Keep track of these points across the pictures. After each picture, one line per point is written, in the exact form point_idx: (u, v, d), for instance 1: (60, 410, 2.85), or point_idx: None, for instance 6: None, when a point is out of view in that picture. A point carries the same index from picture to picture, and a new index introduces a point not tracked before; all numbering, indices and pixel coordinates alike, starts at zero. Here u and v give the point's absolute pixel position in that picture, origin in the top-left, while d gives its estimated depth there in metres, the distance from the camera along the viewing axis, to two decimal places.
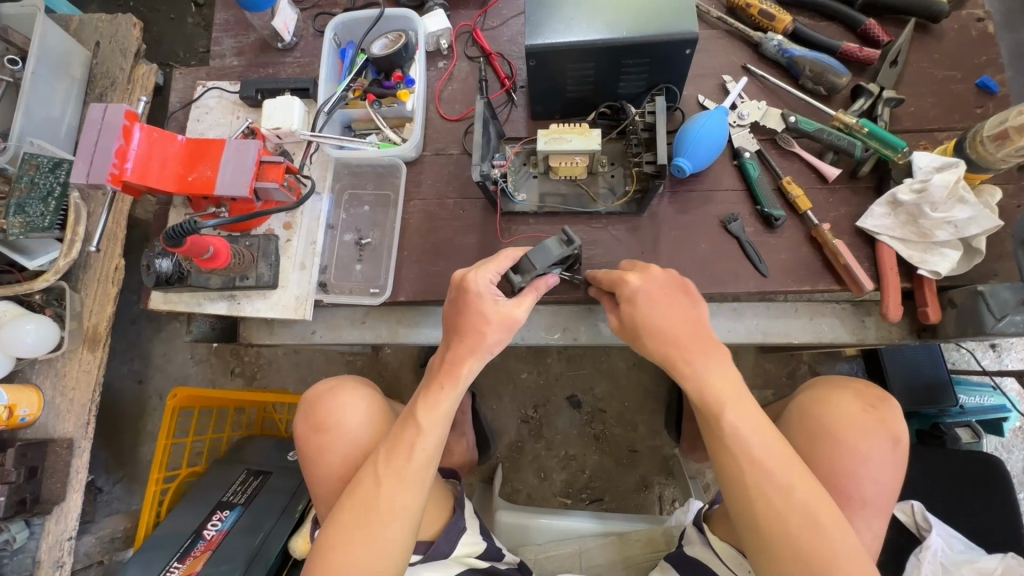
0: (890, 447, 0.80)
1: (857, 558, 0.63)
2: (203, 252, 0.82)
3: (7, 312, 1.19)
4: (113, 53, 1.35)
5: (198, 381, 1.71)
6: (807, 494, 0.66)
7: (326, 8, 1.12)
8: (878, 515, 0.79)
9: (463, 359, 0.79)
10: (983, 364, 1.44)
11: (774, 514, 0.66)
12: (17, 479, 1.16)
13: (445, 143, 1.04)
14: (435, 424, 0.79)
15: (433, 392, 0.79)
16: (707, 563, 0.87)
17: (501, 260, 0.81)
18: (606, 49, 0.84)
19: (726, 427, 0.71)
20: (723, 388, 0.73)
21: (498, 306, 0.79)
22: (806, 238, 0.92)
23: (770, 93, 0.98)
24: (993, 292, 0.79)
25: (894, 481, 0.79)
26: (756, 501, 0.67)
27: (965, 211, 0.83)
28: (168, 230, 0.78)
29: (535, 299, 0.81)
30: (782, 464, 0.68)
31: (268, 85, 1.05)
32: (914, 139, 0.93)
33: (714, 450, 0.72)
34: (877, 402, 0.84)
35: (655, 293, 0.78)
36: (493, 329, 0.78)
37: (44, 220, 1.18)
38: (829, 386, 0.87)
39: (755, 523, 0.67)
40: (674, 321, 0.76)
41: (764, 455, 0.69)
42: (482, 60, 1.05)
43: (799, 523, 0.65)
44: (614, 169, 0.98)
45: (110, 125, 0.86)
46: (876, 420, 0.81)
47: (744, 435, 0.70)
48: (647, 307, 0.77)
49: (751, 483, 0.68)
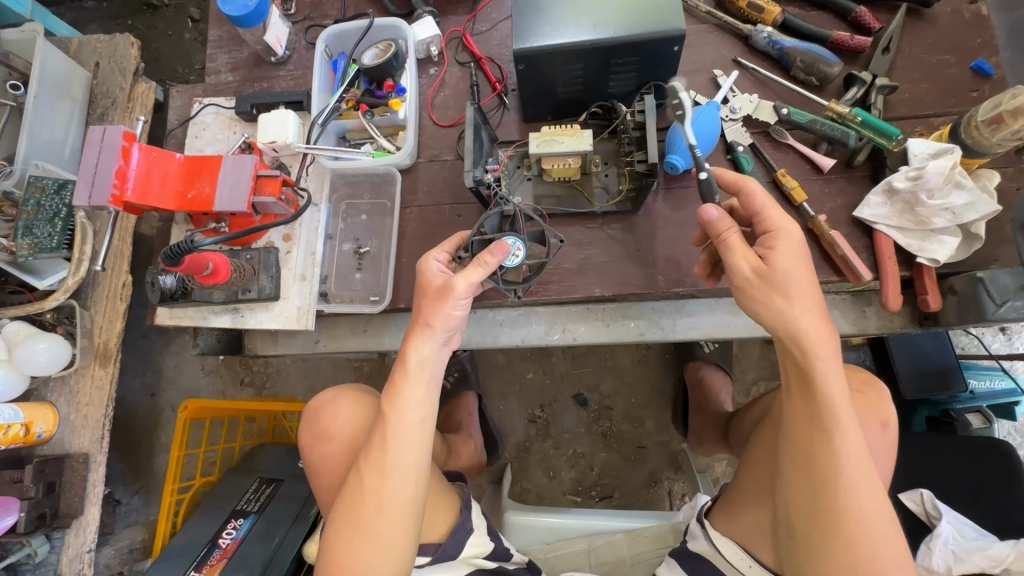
0: (880, 431, 0.81)
1: (896, 555, 0.64)
2: (202, 268, 0.85)
3: (19, 332, 1.22)
4: (112, 73, 1.37)
5: (209, 392, 1.73)
6: (865, 494, 0.66)
7: (317, 20, 1.13)
8: None
9: (412, 341, 0.80)
10: (992, 348, 1.42)
11: (858, 518, 0.65)
12: (36, 494, 1.19)
13: (439, 149, 1.04)
14: (400, 412, 0.79)
15: (391, 381, 0.81)
16: (711, 558, 0.88)
17: (448, 242, 0.87)
18: (593, 50, 0.84)
19: (841, 423, 0.67)
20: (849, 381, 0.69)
21: (441, 283, 0.81)
22: (803, 230, 0.91)
23: (762, 85, 0.97)
24: (992, 278, 0.79)
25: (887, 465, 0.82)
26: (842, 503, 0.66)
27: (962, 197, 0.82)
28: (166, 250, 0.80)
29: (485, 272, 0.78)
30: (874, 470, 0.67)
31: (262, 99, 1.06)
32: (909, 126, 0.93)
33: (806, 448, 0.69)
34: (863, 386, 0.86)
35: (801, 253, 0.71)
36: (430, 301, 0.79)
37: (51, 240, 1.22)
38: None
39: (827, 523, 0.66)
40: (814, 290, 0.70)
41: (862, 459, 0.67)
42: (473, 64, 1.06)
43: (875, 529, 0.65)
44: (608, 168, 0.98)
45: (110, 146, 0.88)
46: (864, 404, 0.83)
47: (852, 437, 0.67)
48: (801, 269, 0.70)
49: (841, 486, 0.66)
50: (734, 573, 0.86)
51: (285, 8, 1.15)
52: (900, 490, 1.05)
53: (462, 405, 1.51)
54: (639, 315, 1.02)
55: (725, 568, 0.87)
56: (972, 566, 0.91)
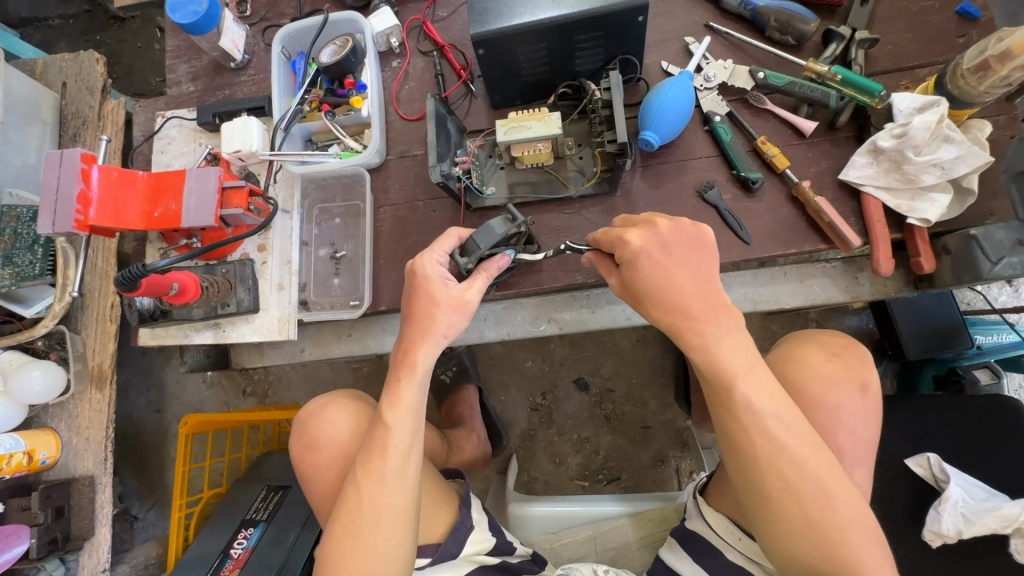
0: (859, 394, 0.79)
1: (853, 518, 0.66)
2: (161, 291, 0.82)
3: (13, 361, 1.21)
4: (80, 92, 1.33)
5: (212, 405, 1.73)
6: (815, 465, 0.67)
7: (275, 21, 1.10)
8: (855, 464, 0.78)
9: (416, 347, 0.79)
10: (999, 301, 1.38)
11: (786, 485, 0.67)
12: (46, 520, 1.20)
13: (409, 144, 1.01)
14: (402, 419, 0.79)
15: (393, 388, 0.80)
16: (705, 535, 0.87)
17: (446, 239, 0.83)
18: (554, 28, 0.80)
19: (738, 400, 0.69)
20: (736, 358, 0.71)
21: (450, 290, 0.79)
22: (788, 198, 0.88)
23: (736, 50, 0.93)
24: (987, 234, 0.76)
25: (870, 430, 0.79)
26: (768, 475, 0.67)
27: (951, 150, 0.79)
28: (120, 274, 0.78)
29: (488, 280, 0.81)
30: (794, 435, 0.68)
31: (224, 108, 1.04)
32: (894, 80, 0.88)
33: (723, 426, 0.71)
34: (840, 349, 0.84)
35: (658, 254, 0.72)
36: (445, 311, 0.79)
37: (34, 268, 1.20)
38: (792, 344, 0.87)
39: (766, 497, 0.67)
40: (683, 282, 0.72)
41: (781, 428, 0.68)
42: (436, 53, 1.02)
43: (807, 494, 0.66)
44: (582, 151, 0.95)
45: (68, 169, 0.85)
46: (842, 368, 0.81)
47: (757, 408, 0.69)
48: (652, 272, 0.72)
49: (766, 459, 0.67)
50: (727, 548, 0.85)
51: (240, 10, 1.11)
52: (906, 456, 1.00)
53: (462, 399, 1.51)
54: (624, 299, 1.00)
55: (720, 545, 0.86)
56: (982, 527, 0.89)
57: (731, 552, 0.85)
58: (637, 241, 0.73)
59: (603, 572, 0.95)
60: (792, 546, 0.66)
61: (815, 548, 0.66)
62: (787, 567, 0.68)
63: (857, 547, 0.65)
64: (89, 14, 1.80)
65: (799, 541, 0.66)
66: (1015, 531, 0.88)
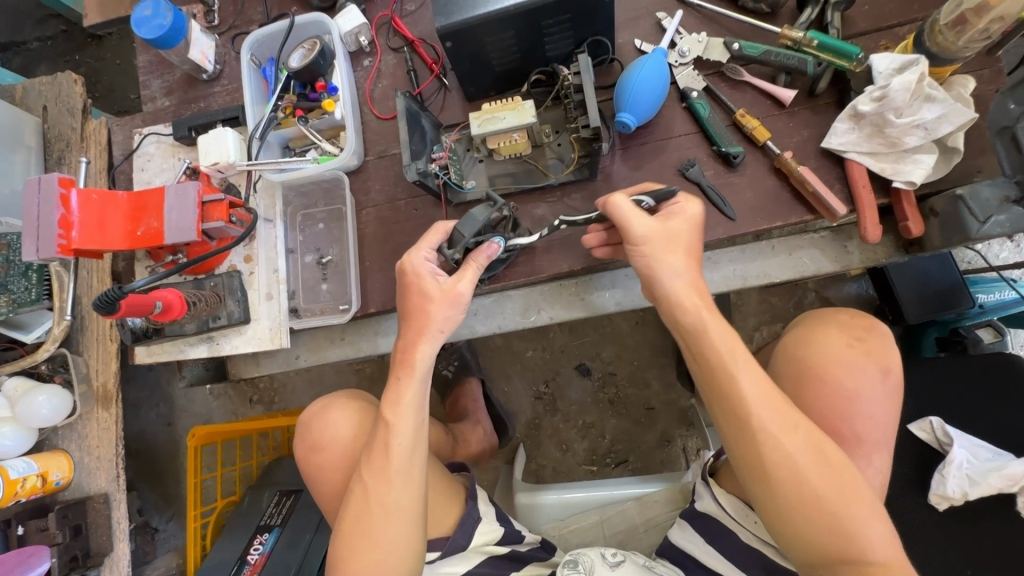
0: (881, 378, 0.78)
1: (840, 492, 0.66)
2: (142, 311, 0.83)
3: (19, 387, 1.20)
4: (61, 114, 1.26)
5: (221, 415, 1.75)
6: (800, 440, 0.67)
7: (243, 29, 1.09)
8: (876, 449, 0.77)
9: (415, 345, 0.79)
10: (1000, 257, 1.36)
11: (782, 459, 0.67)
12: (64, 539, 1.20)
13: (386, 144, 1.00)
14: (403, 419, 0.79)
15: (394, 386, 0.80)
16: (719, 518, 0.87)
17: (432, 234, 0.81)
18: (520, 14, 0.79)
19: (733, 375, 0.70)
20: (720, 338, 0.71)
21: (441, 284, 0.79)
22: (771, 170, 0.86)
23: (710, 22, 0.91)
24: (973, 193, 0.75)
25: (891, 414, 0.78)
26: (762, 449, 0.68)
27: (934, 110, 0.77)
28: (98, 298, 0.77)
29: (479, 270, 0.80)
30: (783, 406, 0.69)
31: (199, 120, 1.03)
32: (873, 41, 0.86)
33: (717, 404, 0.71)
34: (863, 333, 0.81)
35: (696, 223, 0.77)
36: (438, 304, 0.78)
37: (30, 293, 1.21)
38: (812, 323, 0.85)
39: (764, 471, 0.68)
40: (688, 255, 0.76)
41: (770, 400, 0.69)
42: (406, 48, 1.01)
43: (791, 470, 0.67)
44: (560, 137, 0.92)
45: (47, 195, 0.85)
46: (863, 352, 0.79)
47: (741, 387, 0.69)
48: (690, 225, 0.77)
49: (761, 432, 0.68)
50: (740, 529, 0.85)
51: (208, 19, 1.10)
52: (909, 421, 0.98)
53: (465, 392, 1.51)
54: (612, 285, 0.99)
55: (733, 527, 0.86)
56: (988, 487, 0.86)
57: (744, 534, 0.84)
58: (696, 208, 0.78)
59: (609, 556, 0.91)
60: (784, 519, 0.68)
61: (818, 524, 0.66)
62: (789, 539, 0.68)
63: (858, 515, 0.66)
64: (67, 34, 1.79)
65: (798, 514, 0.67)
66: (1021, 489, 0.86)
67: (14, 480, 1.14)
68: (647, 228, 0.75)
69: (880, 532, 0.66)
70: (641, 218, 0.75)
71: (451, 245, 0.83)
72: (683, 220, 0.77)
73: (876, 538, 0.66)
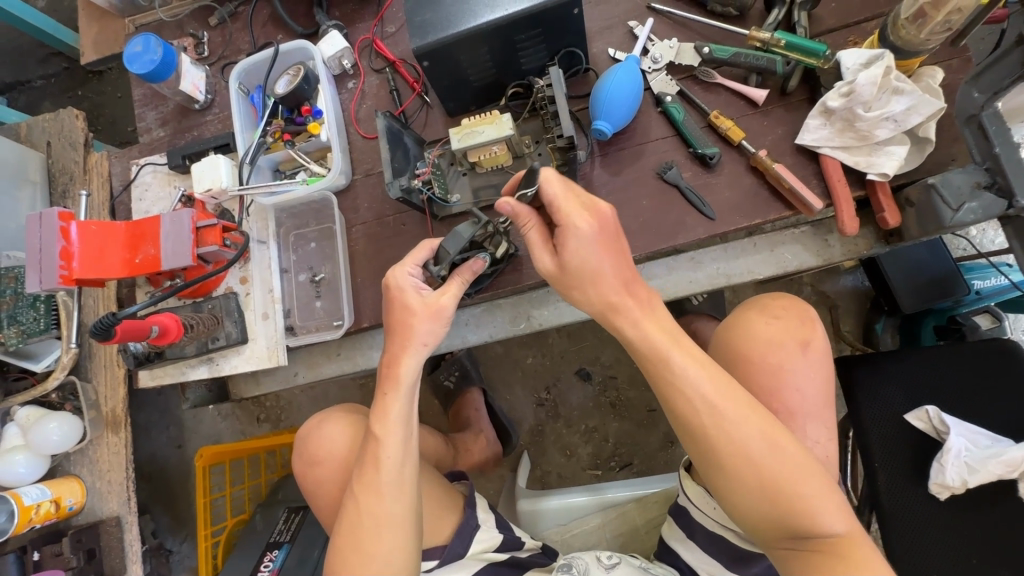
0: (802, 352, 0.79)
1: (802, 471, 0.68)
2: (139, 335, 0.85)
3: (30, 415, 1.22)
4: (64, 148, 1.30)
5: (229, 435, 1.76)
6: (758, 424, 0.69)
7: (232, 58, 1.13)
8: (810, 421, 0.79)
9: (400, 357, 0.81)
10: (993, 242, 1.36)
11: (733, 446, 0.69)
12: (78, 563, 1.22)
13: (373, 162, 1.03)
14: (391, 431, 0.80)
15: (380, 402, 0.82)
16: (690, 510, 0.88)
17: (419, 251, 0.84)
18: (493, 31, 0.81)
19: (675, 372, 0.72)
20: (659, 335, 0.74)
21: (424, 298, 0.81)
22: (748, 168, 0.88)
23: (681, 27, 0.93)
24: (944, 181, 0.76)
25: (820, 386, 0.79)
26: (714, 441, 0.70)
27: (902, 102, 0.78)
28: (95, 324, 0.80)
29: (464, 284, 0.82)
30: (728, 397, 0.70)
31: (192, 149, 1.07)
32: (841, 37, 0.88)
33: (666, 404, 0.73)
34: (781, 310, 0.83)
35: (592, 242, 0.73)
36: (422, 319, 0.80)
37: (38, 324, 1.20)
38: (739, 310, 0.86)
39: (720, 463, 0.70)
40: (610, 272, 0.74)
41: (712, 392, 0.71)
42: (388, 69, 1.04)
43: (759, 458, 0.68)
44: (539, 147, 0.95)
45: (48, 229, 0.88)
46: (782, 330, 0.80)
47: (691, 377, 0.71)
48: (579, 251, 0.73)
49: (713, 426, 0.70)
50: (703, 517, 0.86)
51: (198, 51, 1.14)
52: (904, 410, 0.94)
53: (467, 402, 1.52)
54: None
55: (697, 516, 0.87)
56: (986, 475, 0.84)
57: (703, 518, 0.86)
58: (584, 229, 0.72)
59: (605, 557, 0.92)
60: (745, 502, 0.69)
61: (776, 502, 0.67)
62: (758, 526, 0.70)
63: (810, 488, 0.67)
64: (69, 71, 1.85)
65: (758, 501, 0.68)
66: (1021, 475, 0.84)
67: (28, 506, 1.15)
68: (547, 270, 0.78)
69: (831, 504, 0.67)
70: (541, 258, 0.77)
71: (436, 262, 0.85)
72: (575, 250, 0.73)
73: (826, 513, 0.67)
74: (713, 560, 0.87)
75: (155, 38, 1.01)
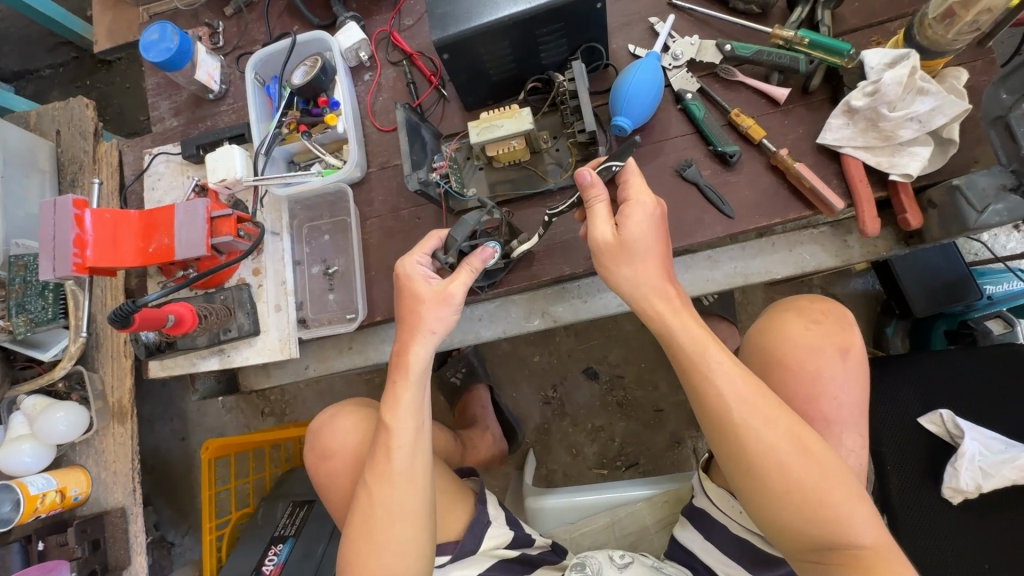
0: (841, 359, 0.79)
1: (833, 476, 0.67)
2: (155, 324, 0.85)
3: (36, 405, 1.21)
4: (74, 138, 1.29)
5: (233, 428, 1.76)
6: (783, 424, 0.69)
7: (247, 49, 1.12)
8: (846, 429, 0.77)
9: (409, 346, 0.81)
10: (1006, 246, 1.35)
11: (760, 447, 0.68)
12: (83, 553, 1.21)
13: (388, 155, 1.03)
14: (405, 423, 0.80)
15: (391, 391, 0.81)
16: (712, 512, 0.88)
17: (427, 241, 0.84)
18: (515, 24, 0.81)
19: (705, 370, 0.72)
20: (688, 335, 0.74)
21: (433, 286, 0.80)
22: (768, 167, 0.87)
23: (702, 24, 0.92)
24: (969, 183, 0.76)
25: (859, 394, 0.78)
26: (742, 438, 0.69)
27: (927, 103, 0.78)
28: (113, 312, 0.80)
29: (473, 274, 0.81)
30: (756, 397, 0.70)
31: (207, 139, 1.07)
32: (864, 37, 0.87)
33: (693, 399, 0.73)
34: (821, 314, 0.83)
35: (653, 225, 0.75)
36: (429, 306, 0.80)
37: (47, 313, 1.18)
38: (775, 311, 0.86)
39: (747, 464, 0.69)
40: (653, 265, 0.76)
41: (744, 390, 0.70)
42: (405, 62, 1.03)
43: (784, 459, 0.68)
44: (557, 143, 0.95)
45: (62, 216, 0.87)
46: (823, 334, 0.80)
47: (715, 376, 0.71)
48: (642, 226, 0.74)
49: (743, 425, 0.69)
50: (728, 521, 0.85)
51: (213, 41, 1.13)
52: (919, 414, 0.94)
53: (474, 399, 1.51)
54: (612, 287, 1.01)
55: (721, 519, 0.86)
56: (1000, 480, 0.84)
57: (731, 524, 0.85)
58: (653, 206, 0.75)
59: (618, 556, 0.92)
60: (770, 503, 0.69)
61: (800, 505, 0.67)
62: (778, 526, 0.69)
63: (836, 493, 0.67)
64: (78, 61, 1.84)
65: (783, 503, 0.68)
66: None
67: (34, 496, 1.14)
68: (602, 238, 0.76)
69: (861, 508, 0.67)
70: (600, 226, 0.76)
71: (446, 251, 0.85)
72: (637, 224, 0.74)
73: (855, 517, 0.67)
74: (733, 562, 0.86)
75: (171, 26, 1.00)
